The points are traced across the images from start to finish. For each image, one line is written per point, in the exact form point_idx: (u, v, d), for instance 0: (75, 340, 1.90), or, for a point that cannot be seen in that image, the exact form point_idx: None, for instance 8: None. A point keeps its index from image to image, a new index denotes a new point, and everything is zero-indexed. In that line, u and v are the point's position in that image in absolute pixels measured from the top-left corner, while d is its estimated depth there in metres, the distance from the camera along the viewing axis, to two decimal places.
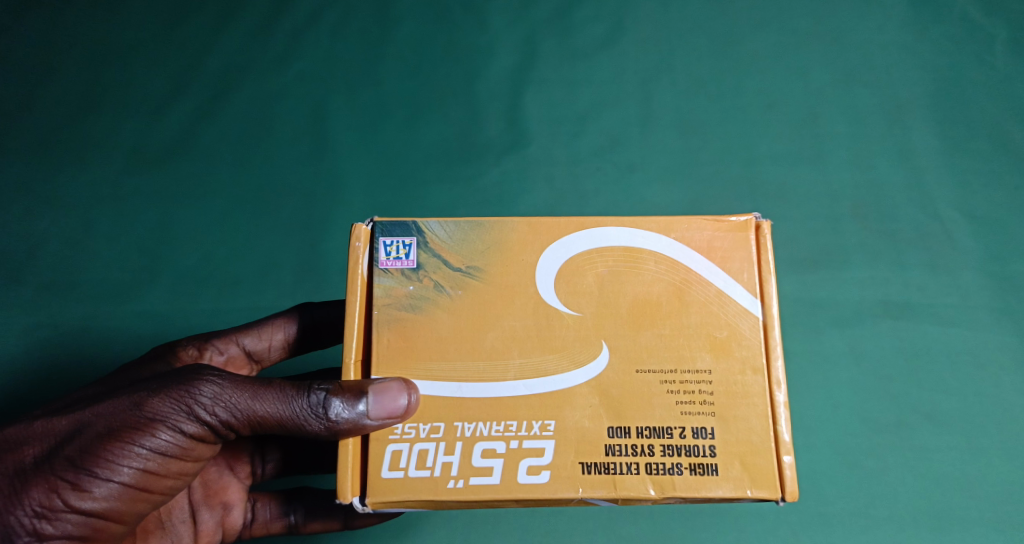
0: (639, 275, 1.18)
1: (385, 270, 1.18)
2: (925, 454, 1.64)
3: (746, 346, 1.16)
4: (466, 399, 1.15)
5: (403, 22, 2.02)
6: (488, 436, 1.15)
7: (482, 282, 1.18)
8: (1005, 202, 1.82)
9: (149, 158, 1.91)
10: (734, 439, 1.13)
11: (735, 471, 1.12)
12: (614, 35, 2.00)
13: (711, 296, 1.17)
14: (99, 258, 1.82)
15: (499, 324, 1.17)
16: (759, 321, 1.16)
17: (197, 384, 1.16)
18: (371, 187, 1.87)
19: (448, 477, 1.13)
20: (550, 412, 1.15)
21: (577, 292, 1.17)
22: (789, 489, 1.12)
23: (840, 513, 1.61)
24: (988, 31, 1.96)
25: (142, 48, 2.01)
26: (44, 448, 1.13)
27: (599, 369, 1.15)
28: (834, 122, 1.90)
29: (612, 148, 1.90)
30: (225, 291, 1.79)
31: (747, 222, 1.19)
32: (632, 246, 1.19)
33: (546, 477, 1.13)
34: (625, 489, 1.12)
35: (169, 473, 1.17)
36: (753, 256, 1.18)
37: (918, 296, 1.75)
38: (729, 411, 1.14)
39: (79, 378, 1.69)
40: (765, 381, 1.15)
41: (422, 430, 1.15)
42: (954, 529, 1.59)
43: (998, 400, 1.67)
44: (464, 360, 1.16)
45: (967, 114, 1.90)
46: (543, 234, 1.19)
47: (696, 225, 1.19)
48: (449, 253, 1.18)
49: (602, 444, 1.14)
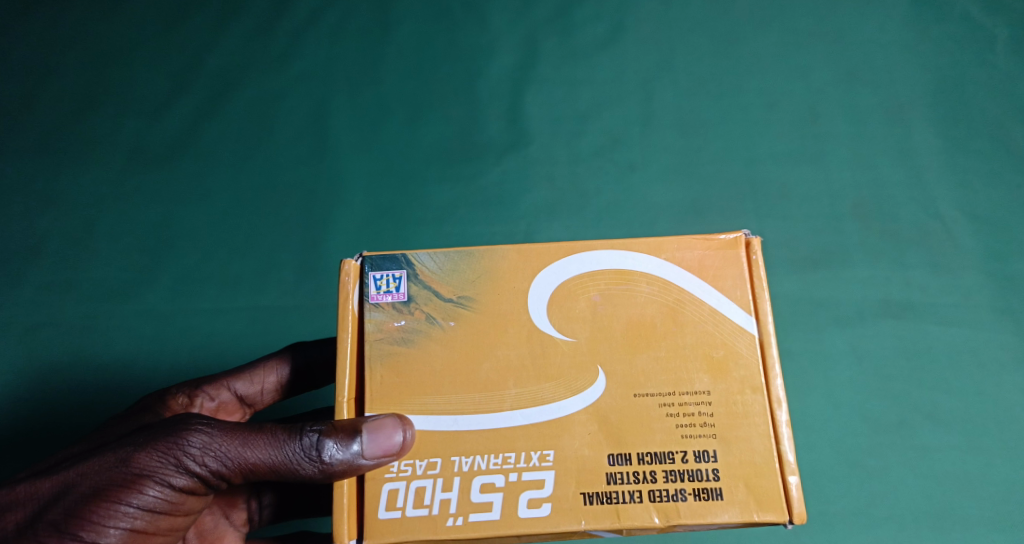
0: (631, 298, 1.17)
1: (376, 304, 1.17)
2: (927, 456, 1.63)
3: (743, 366, 1.15)
4: (462, 432, 1.14)
5: (403, 22, 2.02)
6: (487, 469, 1.13)
7: (474, 312, 1.17)
8: (1007, 201, 1.79)
9: (150, 157, 1.90)
10: (737, 460, 1.12)
11: (740, 494, 1.11)
12: (614, 34, 1.98)
13: (704, 315, 1.16)
14: (100, 258, 1.81)
15: (493, 354, 1.16)
16: (755, 339, 1.15)
17: (184, 436, 1.15)
18: (367, 196, 1.85)
19: (448, 515, 1.12)
20: (548, 441, 1.14)
21: (571, 318, 1.17)
22: (796, 511, 1.10)
23: (841, 512, 1.60)
24: (990, 30, 1.93)
25: (142, 50, 2.02)
26: (27, 514, 1.12)
27: (596, 395, 1.14)
28: (835, 121, 1.88)
29: (612, 148, 1.88)
30: (226, 290, 1.77)
31: (736, 239, 1.18)
32: (623, 267, 1.18)
33: (547, 510, 1.12)
34: (629, 518, 1.11)
35: (158, 529, 1.16)
36: (744, 273, 1.17)
37: (919, 295, 1.73)
38: (731, 432, 1.13)
39: (83, 377, 1.68)
40: (766, 401, 1.14)
41: (419, 466, 1.13)
42: (955, 529, 1.58)
43: (1001, 401, 1.64)
44: (459, 392, 1.15)
45: (968, 113, 1.87)
46: (532, 261, 1.18)
47: (686, 245, 1.18)
48: (439, 284, 1.18)
49: (602, 473, 1.12)
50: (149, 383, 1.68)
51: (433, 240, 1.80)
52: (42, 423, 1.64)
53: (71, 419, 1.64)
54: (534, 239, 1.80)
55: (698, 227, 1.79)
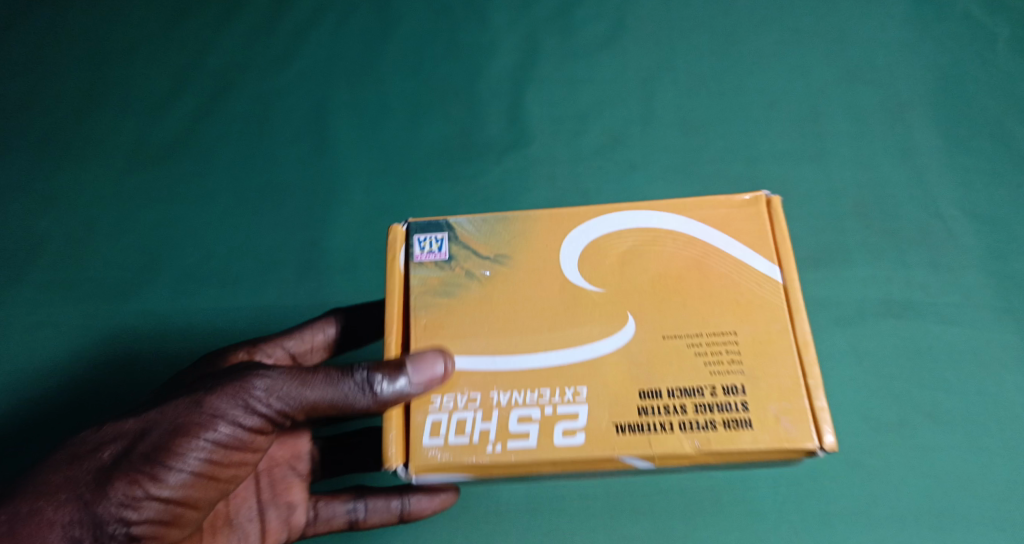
0: (658, 253, 1.21)
1: (420, 263, 1.23)
2: (929, 455, 1.56)
3: (769, 310, 1.17)
4: (502, 372, 1.17)
5: (404, 23, 2.03)
6: (526, 404, 1.16)
7: (511, 271, 1.22)
8: (1007, 201, 1.80)
9: (152, 157, 1.89)
10: (765, 394, 1.13)
11: (770, 425, 1.12)
12: (615, 35, 2.02)
13: (728, 267, 1.19)
14: (101, 258, 1.77)
15: (529, 304, 1.20)
16: (780, 285, 1.17)
17: (250, 380, 1.29)
18: (369, 195, 1.83)
19: (488, 443, 1.14)
20: (582, 379, 1.16)
21: (601, 273, 1.21)
22: (827, 439, 1.10)
23: (843, 511, 1.51)
24: (991, 29, 1.97)
25: (144, 49, 2.02)
26: (121, 447, 1.26)
27: (625, 340, 1.17)
28: (836, 120, 1.91)
29: (613, 147, 1.89)
30: (226, 290, 1.73)
31: (756, 198, 1.22)
32: (648, 227, 1.22)
33: (582, 438, 1.13)
34: (659, 446, 1.12)
35: (230, 462, 1.29)
36: (767, 226, 1.21)
37: (921, 295, 1.70)
38: (760, 370, 1.14)
39: (79, 377, 1.64)
40: (792, 343, 1.15)
41: (461, 400, 1.17)
42: (957, 530, 1.50)
43: (1004, 400, 1.59)
44: (499, 338, 1.19)
45: (969, 113, 1.89)
46: (564, 223, 1.24)
47: (705, 206, 1.23)
48: (477, 244, 1.23)
49: (633, 404, 1.14)
50: (146, 385, 1.63)
51: None
52: (37, 425, 1.59)
53: (66, 421, 1.59)
54: None
55: None
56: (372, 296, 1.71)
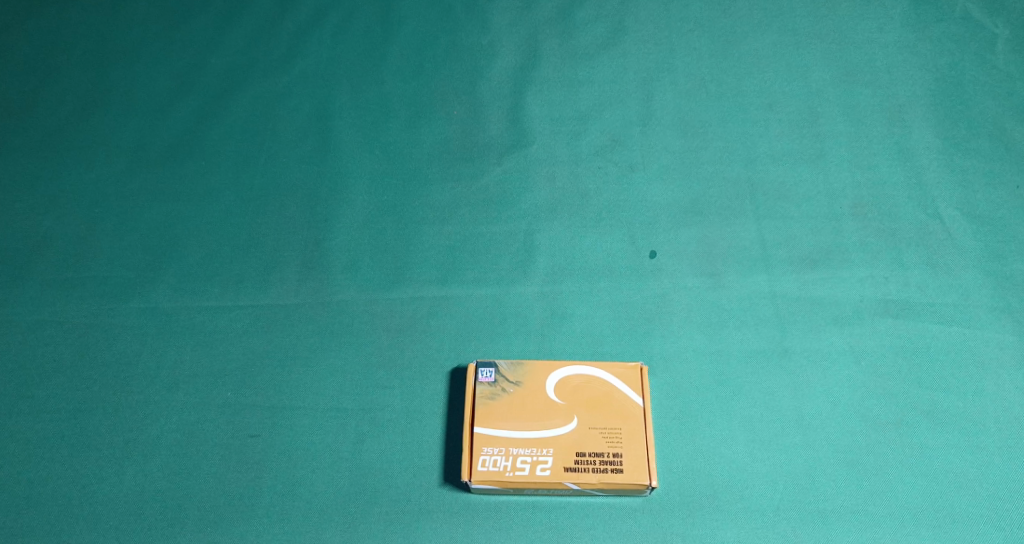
0: (581, 386, 1.54)
1: (478, 384, 1.53)
2: (927, 454, 1.56)
3: (631, 413, 1.51)
4: (519, 445, 1.47)
5: (405, 25, 2.06)
6: (532, 452, 1.47)
7: (530, 392, 1.53)
8: (1005, 200, 1.82)
9: (154, 157, 1.90)
10: (636, 457, 1.47)
11: (632, 471, 1.45)
12: (615, 36, 2.05)
13: (610, 392, 1.54)
14: (103, 256, 1.78)
15: (542, 414, 1.51)
16: (641, 408, 1.52)
17: None
18: (370, 195, 1.84)
19: (512, 473, 1.45)
20: (547, 444, 1.48)
21: (568, 396, 1.53)
22: (652, 477, 1.45)
23: (839, 510, 1.50)
24: (992, 29, 2.03)
25: (147, 51, 2.04)
26: None
27: (568, 434, 1.49)
28: (835, 121, 1.93)
29: (613, 148, 1.90)
30: (228, 290, 1.73)
31: (635, 367, 1.57)
32: (569, 372, 1.56)
33: (546, 473, 1.45)
34: (574, 478, 1.45)
35: None
36: (639, 392, 1.54)
37: (918, 295, 1.71)
38: (626, 448, 1.47)
39: (85, 377, 1.65)
40: (645, 431, 1.49)
41: (504, 451, 1.47)
42: (955, 528, 1.49)
43: (1000, 399, 1.61)
44: (524, 432, 1.48)
45: (969, 114, 1.92)
46: (552, 365, 1.56)
47: (598, 366, 1.57)
48: (509, 372, 1.55)
49: (566, 459, 1.46)
50: (150, 384, 1.64)
51: (433, 240, 1.78)
52: (45, 424, 1.60)
53: (72, 421, 1.61)
54: (535, 239, 1.78)
55: (699, 226, 1.80)
56: (374, 295, 1.72)
